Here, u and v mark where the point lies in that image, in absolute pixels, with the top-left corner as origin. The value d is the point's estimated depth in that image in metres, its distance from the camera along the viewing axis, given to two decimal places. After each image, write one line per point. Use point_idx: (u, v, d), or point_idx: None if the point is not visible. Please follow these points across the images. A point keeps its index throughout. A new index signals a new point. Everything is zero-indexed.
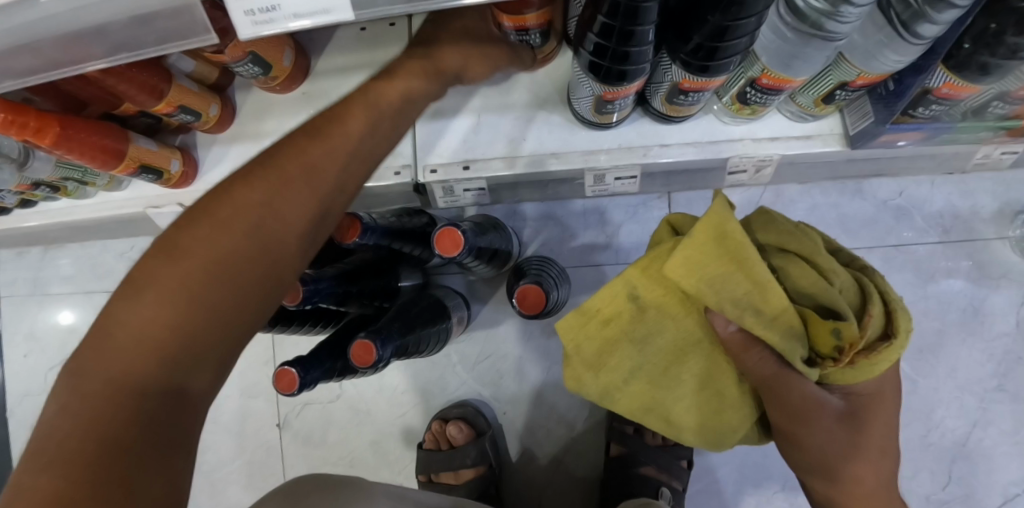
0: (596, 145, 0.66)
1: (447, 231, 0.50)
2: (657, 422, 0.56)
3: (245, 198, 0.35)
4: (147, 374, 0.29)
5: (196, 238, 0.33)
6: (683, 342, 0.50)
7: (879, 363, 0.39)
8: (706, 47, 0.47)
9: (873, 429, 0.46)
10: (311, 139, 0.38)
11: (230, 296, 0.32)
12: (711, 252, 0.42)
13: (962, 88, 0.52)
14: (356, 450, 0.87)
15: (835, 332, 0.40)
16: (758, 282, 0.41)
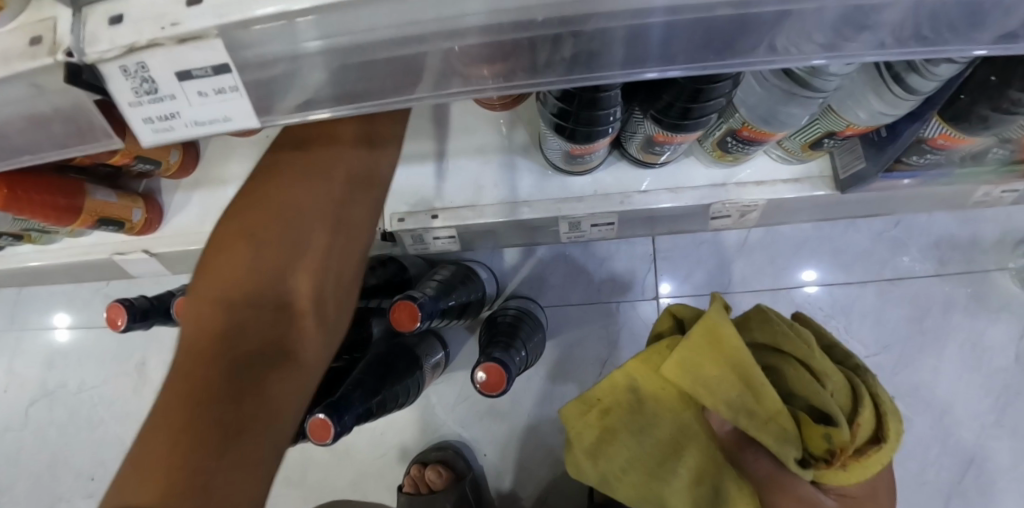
0: (571, 192, 0.63)
1: (403, 305, 0.47)
2: None
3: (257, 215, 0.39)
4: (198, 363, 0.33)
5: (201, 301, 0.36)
6: (682, 437, 0.47)
7: (867, 468, 0.38)
8: (680, 107, 0.44)
9: None
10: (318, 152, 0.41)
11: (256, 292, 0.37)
12: (706, 351, 0.43)
13: (959, 140, 0.49)
14: (336, 491, 0.85)
15: (826, 437, 0.38)
16: (754, 383, 0.41)
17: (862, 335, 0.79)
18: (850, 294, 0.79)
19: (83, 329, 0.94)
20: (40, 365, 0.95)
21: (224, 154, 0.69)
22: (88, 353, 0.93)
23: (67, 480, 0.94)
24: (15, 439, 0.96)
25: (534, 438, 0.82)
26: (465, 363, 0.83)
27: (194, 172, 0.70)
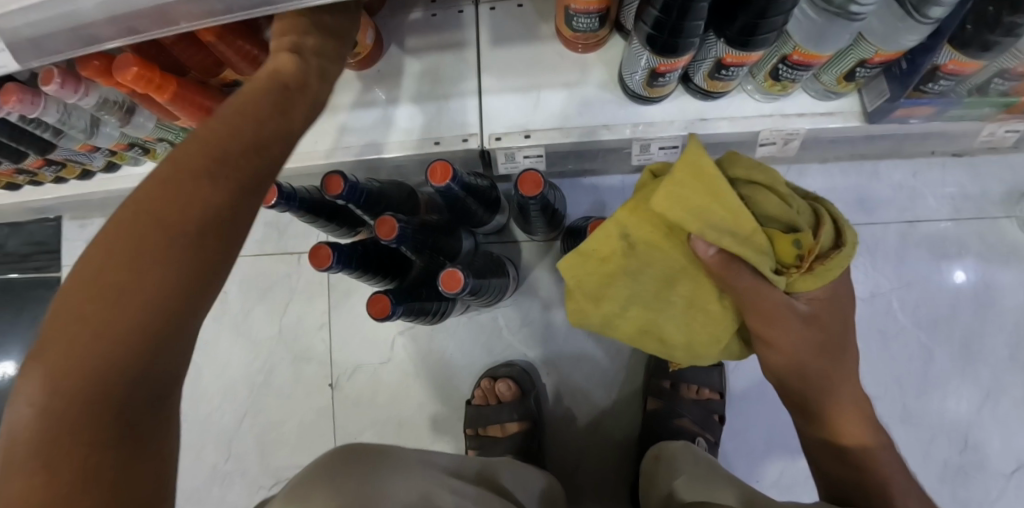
0: (644, 118, 0.74)
1: (529, 174, 0.59)
2: (654, 341, 0.62)
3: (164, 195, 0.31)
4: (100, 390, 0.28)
5: (145, 231, 0.29)
6: (670, 271, 0.53)
7: (833, 267, 0.45)
8: (749, 25, 0.54)
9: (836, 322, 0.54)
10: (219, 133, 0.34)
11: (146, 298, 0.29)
12: (694, 184, 0.44)
13: (966, 64, 0.60)
14: (404, 411, 0.91)
15: (796, 244, 0.44)
16: (734, 208, 0.44)
17: (885, 270, 0.90)
18: (874, 233, 0.90)
19: None
20: None
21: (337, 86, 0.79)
22: None
23: None
24: None
25: (590, 360, 0.89)
26: (530, 290, 0.91)
27: None
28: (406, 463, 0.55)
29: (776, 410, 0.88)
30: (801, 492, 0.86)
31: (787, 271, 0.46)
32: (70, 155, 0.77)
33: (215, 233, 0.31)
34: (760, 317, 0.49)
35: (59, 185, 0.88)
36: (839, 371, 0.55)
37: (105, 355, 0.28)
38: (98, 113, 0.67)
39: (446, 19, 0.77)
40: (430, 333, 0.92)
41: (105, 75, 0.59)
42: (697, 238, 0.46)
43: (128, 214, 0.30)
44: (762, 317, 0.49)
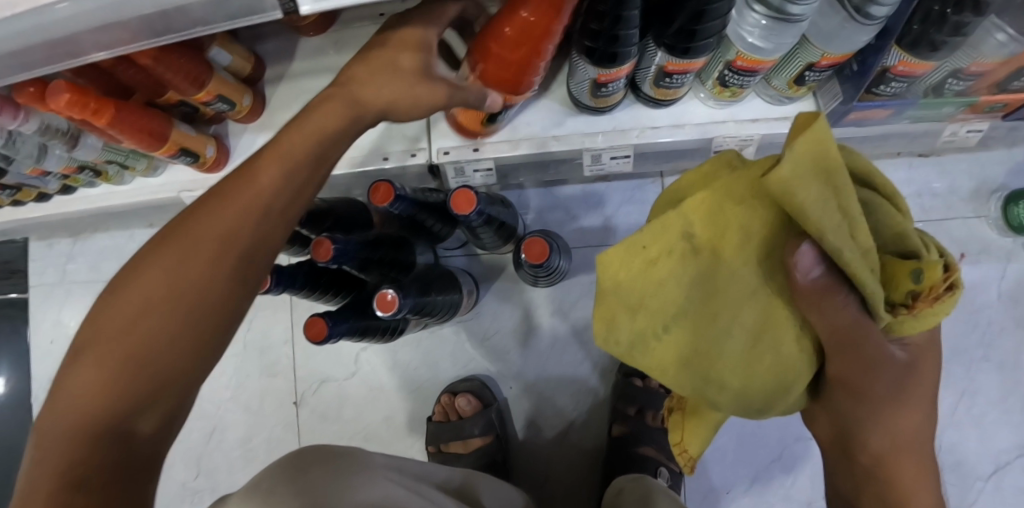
0: (594, 128, 0.73)
1: (462, 191, 0.58)
2: (699, 384, 0.37)
3: (189, 281, 0.36)
4: (91, 425, 0.33)
5: (170, 304, 0.36)
6: (738, 300, 0.33)
7: (943, 310, 0.30)
8: (686, 30, 0.53)
9: (922, 378, 0.39)
10: (223, 195, 0.39)
11: (158, 349, 0.35)
12: (625, 255, 0.35)
13: (916, 65, 0.57)
14: (371, 426, 0.90)
15: (689, 232, 0.34)
16: (841, 186, 0.26)
17: None
18: None
19: None
20: None
21: (288, 103, 0.79)
22: None
23: None
24: None
25: (557, 372, 0.88)
26: (493, 299, 0.90)
27: (259, 116, 0.79)
28: (373, 463, 0.53)
29: (746, 419, 0.87)
30: (772, 500, 0.85)
31: (894, 311, 0.32)
32: (23, 179, 0.77)
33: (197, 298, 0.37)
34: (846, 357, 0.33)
35: (18, 208, 0.88)
36: (880, 368, 0.35)
37: (88, 412, 0.33)
38: (42, 138, 0.66)
39: None
40: (394, 347, 0.91)
41: (42, 101, 0.58)
42: (807, 241, 0.29)
43: (163, 286, 0.36)
44: (859, 367, 0.34)
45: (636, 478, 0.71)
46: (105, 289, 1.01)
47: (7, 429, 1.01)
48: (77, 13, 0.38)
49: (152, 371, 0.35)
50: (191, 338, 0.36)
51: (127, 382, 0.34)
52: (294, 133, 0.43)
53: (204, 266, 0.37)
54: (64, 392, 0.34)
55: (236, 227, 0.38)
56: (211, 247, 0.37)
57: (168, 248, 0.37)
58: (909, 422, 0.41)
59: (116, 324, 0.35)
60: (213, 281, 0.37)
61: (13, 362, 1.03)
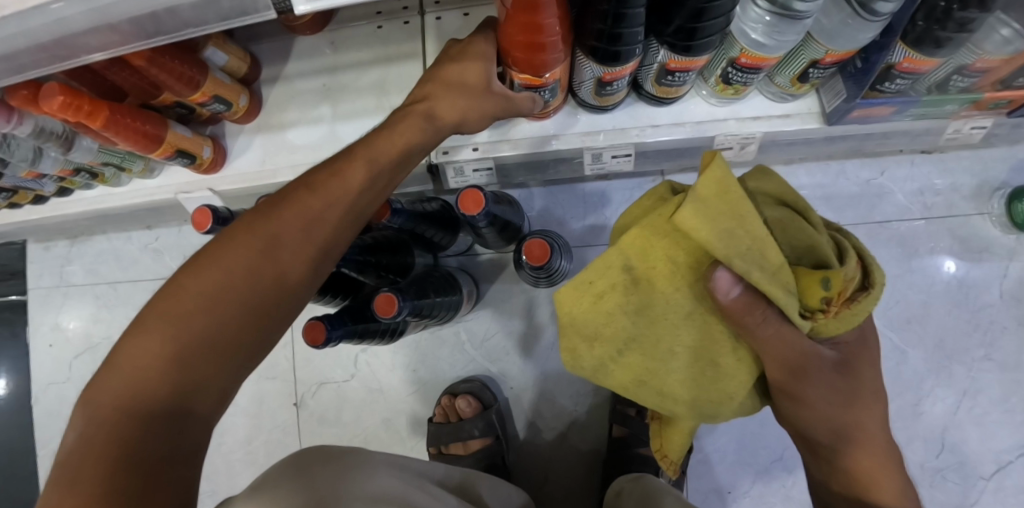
0: (594, 127, 0.72)
1: (470, 193, 0.57)
2: (651, 399, 0.45)
3: (265, 266, 0.39)
4: (148, 398, 0.33)
5: (245, 286, 0.37)
6: (672, 320, 0.39)
7: (861, 313, 0.35)
8: (687, 28, 0.52)
9: (863, 373, 0.41)
10: (310, 192, 0.43)
11: (226, 328, 0.36)
12: (576, 293, 0.41)
13: (921, 62, 0.56)
14: (370, 428, 0.90)
15: (624, 263, 0.39)
16: (740, 213, 0.32)
17: None
18: None
19: (134, 283, 1.00)
20: (88, 318, 1.01)
21: (286, 103, 0.78)
22: (137, 305, 1.00)
23: None
24: (59, 392, 1.01)
25: (557, 374, 0.88)
26: (492, 300, 0.90)
27: (256, 117, 0.79)
28: (376, 460, 0.51)
29: (747, 419, 0.86)
30: (774, 501, 0.84)
31: (811, 317, 0.35)
32: (18, 182, 0.77)
33: (273, 284, 0.39)
34: (786, 372, 0.36)
35: (13, 211, 0.88)
36: (813, 377, 0.38)
37: (150, 380, 0.34)
38: (37, 141, 0.65)
39: (391, 31, 0.77)
40: (392, 348, 0.91)
41: (35, 104, 0.57)
42: (721, 267, 0.34)
43: (241, 269, 0.38)
44: (798, 379, 0.37)
45: (635, 478, 0.71)
46: (103, 292, 1.01)
47: (7, 432, 1.01)
48: (63, 15, 0.37)
49: (214, 348, 0.36)
50: (257, 322, 0.38)
51: (200, 358, 0.35)
52: (382, 133, 0.48)
53: (281, 257, 0.40)
54: (130, 363, 0.34)
55: (317, 225, 0.42)
56: (290, 238, 0.40)
57: (247, 232, 0.39)
58: (869, 415, 0.42)
59: (192, 301, 0.36)
60: (290, 271, 0.40)
61: (11, 365, 1.03)
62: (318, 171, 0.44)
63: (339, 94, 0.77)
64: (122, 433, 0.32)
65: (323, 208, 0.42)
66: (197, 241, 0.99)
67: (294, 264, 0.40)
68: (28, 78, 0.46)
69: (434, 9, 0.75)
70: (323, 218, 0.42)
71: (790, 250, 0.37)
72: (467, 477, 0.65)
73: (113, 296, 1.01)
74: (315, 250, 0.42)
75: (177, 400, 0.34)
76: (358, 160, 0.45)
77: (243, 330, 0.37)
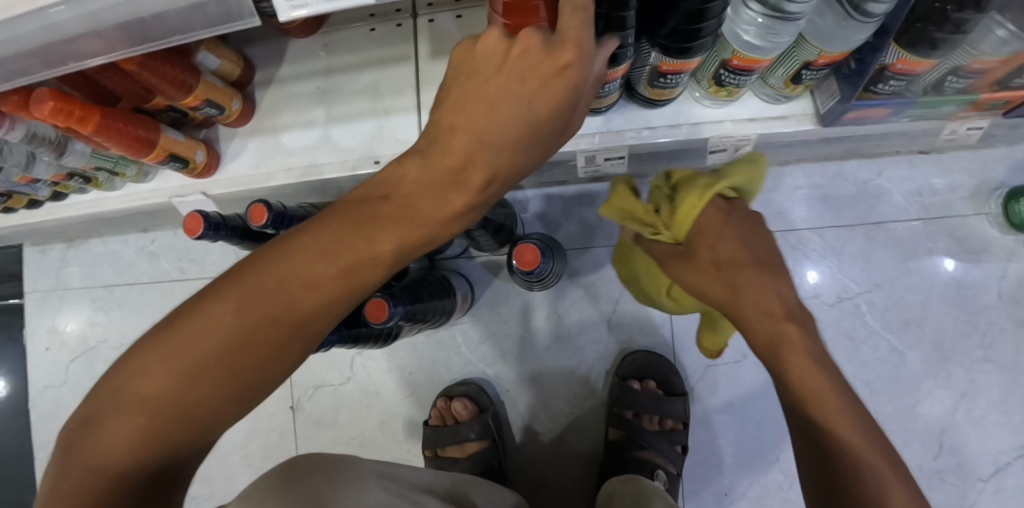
0: (588, 129, 0.72)
1: None
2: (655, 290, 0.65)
3: (263, 337, 0.36)
4: (125, 463, 0.33)
5: (238, 356, 0.35)
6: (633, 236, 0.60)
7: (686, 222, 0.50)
8: (679, 31, 0.51)
9: (767, 303, 0.46)
10: (328, 251, 0.36)
11: (211, 400, 0.35)
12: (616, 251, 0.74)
13: (916, 63, 0.56)
14: (366, 430, 0.90)
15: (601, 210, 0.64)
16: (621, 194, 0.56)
17: (853, 273, 0.90)
18: (840, 234, 0.91)
19: (130, 287, 1.01)
20: (85, 322, 1.01)
21: (279, 107, 0.78)
22: (133, 309, 1.00)
23: None
24: (56, 396, 1.01)
25: (553, 376, 0.87)
26: (488, 302, 0.89)
27: (250, 120, 0.79)
28: (364, 469, 0.51)
29: (744, 421, 0.86)
30: (771, 503, 0.84)
31: (667, 234, 0.53)
32: (12, 186, 0.77)
33: (265, 356, 0.36)
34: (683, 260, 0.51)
35: (8, 215, 0.87)
36: (703, 275, 0.49)
37: (129, 447, 0.33)
38: (30, 147, 0.65)
39: (383, 33, 0.76)
40: (388, 351, 0.91)
41: (26, 109, 0.57)
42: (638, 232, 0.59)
43: (235, 337, 0.35)
44: (697, 278, 0.50)
45: (628, 481, 0.70)
46: (99, 295, 1.01)
47: (4, 436, 1.01)
48: (47, 23, 0.37)
49: (197, 416, 0.35)
50: (242, 391, 0.37)
51: (171, 424, 0.34)
52: (432, 157, 0.37)
53: (281, 332, 0.36)
54: (108, 420, 0.34)
55: (326, 297, 0.37)
56: (292, 308, 0.36)
57: (252, 292, 0.36)
58: (752, 303, 0.46)
59: (182, 367, 0.34)
60: (288, 345, 0.37)
61: (9, 368, 1.03)
62: (354, 215, 0.37)
63: (332, 97, 0.77)
64: (93, 494, 0.32)
65: (338, 275, 0.37)
66: (192, 244, 0.99)
67: (292, 339, 0.37)
68: (15, 84, 0.45)
69: (428, 10, 0.74)
70: (330, 294, 0.37)
71: (660, 197, 0.55)
72: (455, 482, 0.65)
73: (109, 300, 1.01)
74: (316, 327, 0.38)
75: (156, 467, 0.35)
76: (395, 210, 0.37)
77: (219, 406, 0.36)
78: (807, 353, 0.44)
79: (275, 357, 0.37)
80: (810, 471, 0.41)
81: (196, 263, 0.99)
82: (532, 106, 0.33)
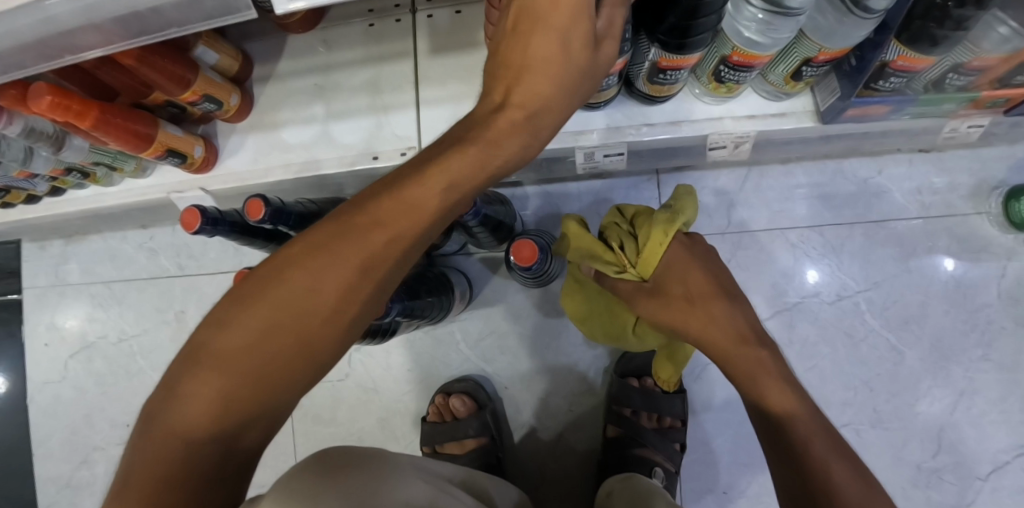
0: (587, 126, 0.72)
1: None
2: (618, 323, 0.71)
3: (319, 302, 0.36)
4: (196, 430, 0.33)
5: (295, 320, 0.36)
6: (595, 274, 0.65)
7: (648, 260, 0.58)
8: (678, 26, 0.51)
9: (738, 333, 0.53)
10: (376, 212, 0.37)
11: (274, 365, 0.35)
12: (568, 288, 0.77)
13: (917, 59, 0.55)
14: (365, 427, 0.90)
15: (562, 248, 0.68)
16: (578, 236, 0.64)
17: (853, 272, 0.90)
18: (840, 233, 0.91)
19: (129, 282, 1.00)
20: (84, 318, 1.01)
21: (277, 102, 0.78)
22: (132, 305, 1.00)
23: (105, 427, 0.99)
24: (55, 392, 1.01)
25: (552, 373, 0.87)
26: (487, 299, 0.89)
27: (248, 116, 0.79)
28: (400, 462, 0.50)
29: (743, 419, 0.86)
30: (770, 502, 0.84)
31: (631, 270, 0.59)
32: (11, 181, 0.77)
33: (322, 321, 0.36)
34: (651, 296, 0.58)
35: (6, 211, 0.87)
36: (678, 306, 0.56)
37: (198, 413, 0.33)
38: (28, 141, 0.65)
39: (383, 29, 0.76)
40: (386, 348, 0.91)
41: (23, 104, 0.57)
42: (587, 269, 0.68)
43: (292, 302, 0.36)
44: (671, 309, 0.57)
45: (628, 477, 0.70)
46: (98, 291, 1.01)
47: (3, 432, 1.01)
48: (42, 16, 0.37)
49: (262, 383, 0.35)
50: (304, 357, 0.36)
51: (250, 393, 0.35)
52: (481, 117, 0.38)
53: (338, 296, 0.36)
54: (178, 395, 0.34)
55: (379, 258, 0.37)
56: (345, 269, 0.36)
57: (307, 260, 0.36)
58: (722, 330, 0.53)
59: (246, 333, 0.35)
60: (344, 309, 0.37)
61: (8, 364, 1.03)
62: (396, 179, 0.38)
63: (330, 93, 0.77)
64: (165, 464, 0.32)
65: (389, 235, 0.37)
66: (191, 241, 0.99)
67: (351, 304, 0.37)
68: (12, 78, 0.45)
69: (427, 6, 0.74)
70: (384, 252, 0.37)
71: (621, 236, 0.62)
72: (473, 478, 0.64)
73: (108, 296, 1.01)
74: (373, 287, 0.38)
75: (228, 435, 0.34)
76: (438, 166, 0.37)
77: (286, 373, 0.36)
78: (773, 371, 0.50)
79: (331, 322, 0.37)
80: (781, 471, 0.45)
81: (195, 259, 0.99)
82: (573, 26, 0.34)
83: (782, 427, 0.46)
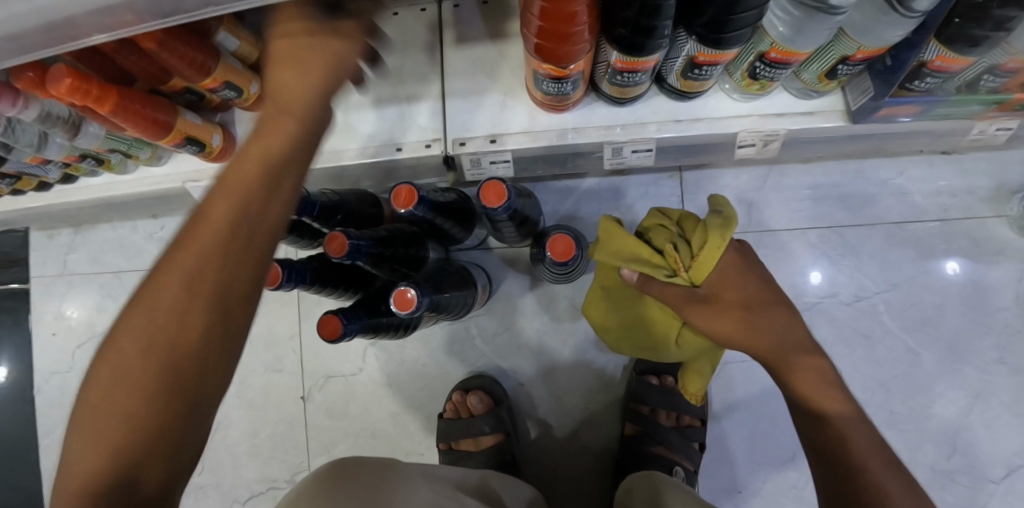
0: (614, 120, 0.71)
1: (492, 184, 0.57)
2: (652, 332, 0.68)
3: (189, 305, 0.33)
4: (94, 471, 0.30)
5: (174, 327, 0.33)
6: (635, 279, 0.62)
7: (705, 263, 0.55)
8: (718, 21, 0.50)
9: (788, 340, 0.53)
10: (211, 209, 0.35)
11: (162, 378, 0.32)
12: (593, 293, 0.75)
13: (953, 60, 0.55)
14: (378, 422, 0.89)
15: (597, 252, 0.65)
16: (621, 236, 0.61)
17: (871, 273, 0.90)
18: (860, 233, 0.90)
19: (138, 273, 0.99)
20: (92, 307, 1.00)
21: None
22: None
23: None
24: (61, 382, 0.99)
25: (568, 370, 0.87)
26: (504, 295, 0.89)
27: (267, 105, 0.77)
28: (411, 472, 0.51)
29: (759, 419, 0.86)
30: (784, 501, 0.84)
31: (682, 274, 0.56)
32: (22, 167, 0.75)
33: (208, 320, 0.33)
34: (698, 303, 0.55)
35: (15, 197, 0.85)
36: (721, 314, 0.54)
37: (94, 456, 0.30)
38: (43, 126, 0.63)
39: (407, 18, 0.75)
40: (401, 343, 0.90)
41: (42, 87, 0.55)
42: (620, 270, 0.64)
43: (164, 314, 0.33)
44: (715, 317, 0.54)
45: (648, 475, 0.70)
46: (107, 281, 0.99)
47: (8, 423, 0.99)
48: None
49: (159, 400, 0.32)
50: (196, 363, 0.33)
51: (148, 415, 0.31)
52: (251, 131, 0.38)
53: (211, 289, 0.34)
54: (68, 455, 0.31)
55: (232, 238, 0.35)
56: (204, 261, 0.34)
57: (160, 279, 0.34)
58: (776, 339, 0.52)
59: (124, 364, 0.32)
60: (223, 300, 0.34)
61: (12, 354, 1.01)
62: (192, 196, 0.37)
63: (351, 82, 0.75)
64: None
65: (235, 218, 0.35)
66: None
67: (229, 292, 0.34)
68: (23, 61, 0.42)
69: None
70: (236, 232, 0.35)
71: (671, 238, 0.59)
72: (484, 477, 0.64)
73: (117, 286, 0.99)
74: (243, 270, 0.35)
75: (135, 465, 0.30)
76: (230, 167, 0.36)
77: (179, 383, 0.32)
78: (829, 382, 0.50)
79: (214, 319, 0.34)
80: (827, 477, 0.46)
81: None
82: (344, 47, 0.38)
83: (833, 437, 0.47)
